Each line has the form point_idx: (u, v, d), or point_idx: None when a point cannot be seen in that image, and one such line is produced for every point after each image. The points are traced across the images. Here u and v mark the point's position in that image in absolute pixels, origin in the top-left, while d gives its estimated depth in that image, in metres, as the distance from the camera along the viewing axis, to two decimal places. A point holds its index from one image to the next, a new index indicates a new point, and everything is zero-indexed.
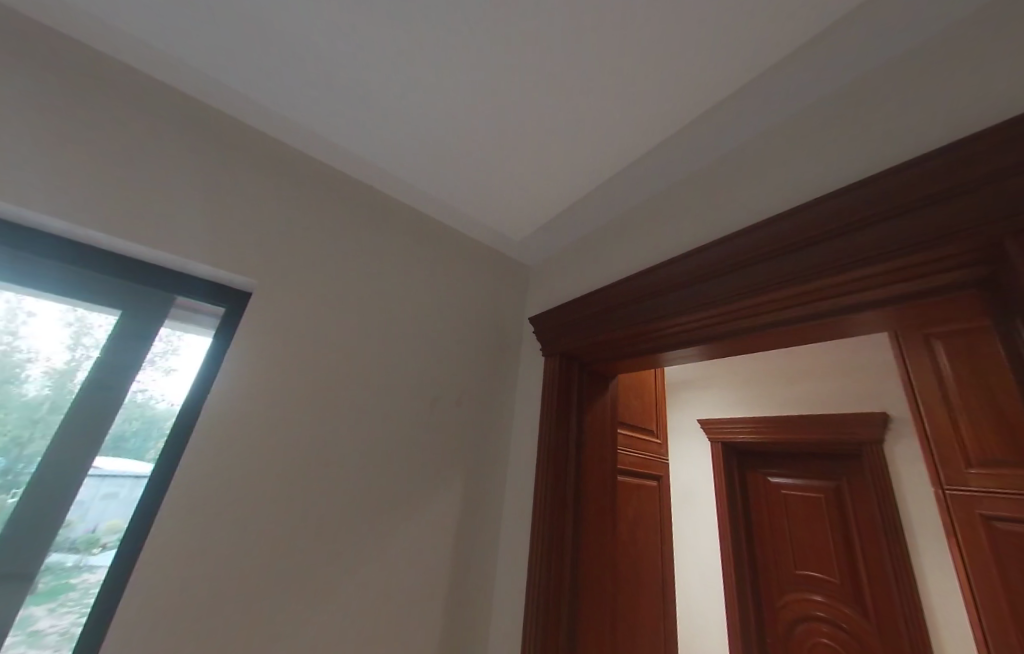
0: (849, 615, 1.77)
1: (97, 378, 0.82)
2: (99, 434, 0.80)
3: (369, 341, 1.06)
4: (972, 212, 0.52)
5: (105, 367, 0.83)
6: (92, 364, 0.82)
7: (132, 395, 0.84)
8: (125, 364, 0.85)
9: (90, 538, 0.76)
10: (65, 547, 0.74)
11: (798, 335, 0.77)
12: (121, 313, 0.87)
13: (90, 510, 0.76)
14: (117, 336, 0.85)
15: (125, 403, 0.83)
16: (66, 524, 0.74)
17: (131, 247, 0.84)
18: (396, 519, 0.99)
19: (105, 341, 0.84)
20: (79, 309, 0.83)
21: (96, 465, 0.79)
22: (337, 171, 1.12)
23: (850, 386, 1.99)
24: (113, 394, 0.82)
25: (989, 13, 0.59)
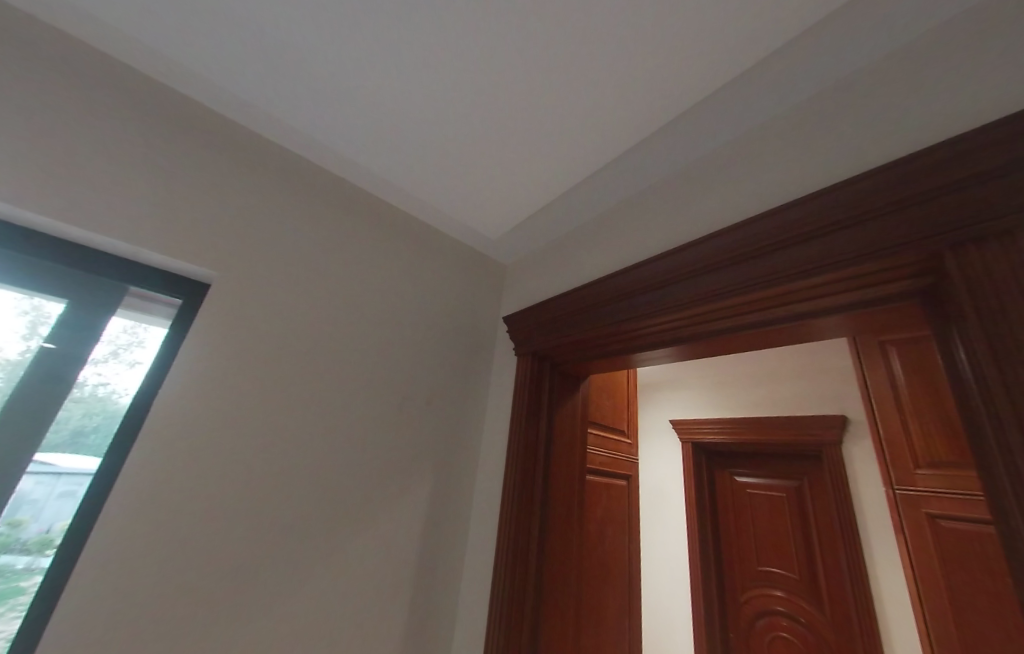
0: (807, 609, 1.84)
1: (56, 371, 0.78)
2: (55, 430, 0.76)
3: (337, 337, 1.03)
4: (916, 225, 0.54)
5: (63, 360, 0.79)
6: (50, 357, 0.78)
7: (93, 389, 0.80)
8: (86, 357, 0.81)
9: (45, 539, 0.71)
10: (17, 548, 0.69)
11: (760, 339, 0.79)
12: (78, 304, 0.82)
13: (45, 509, 0.72)
14: (77, 328, 0.81)
15: (86, 397, 0.79)
16: (18, 525, 0.70)
17: (87, 234, 0.80)
18: (361, 519, 0.97)
19: (62, 332, 0.80)
20: (35, 298, 0.78)
21: (55, 462, 0.75)
22: (307, 161, 1.09)
23: (813, 389, 2.07)
24: (72, 388, 0.78)
25: (948, 34, 0.61)
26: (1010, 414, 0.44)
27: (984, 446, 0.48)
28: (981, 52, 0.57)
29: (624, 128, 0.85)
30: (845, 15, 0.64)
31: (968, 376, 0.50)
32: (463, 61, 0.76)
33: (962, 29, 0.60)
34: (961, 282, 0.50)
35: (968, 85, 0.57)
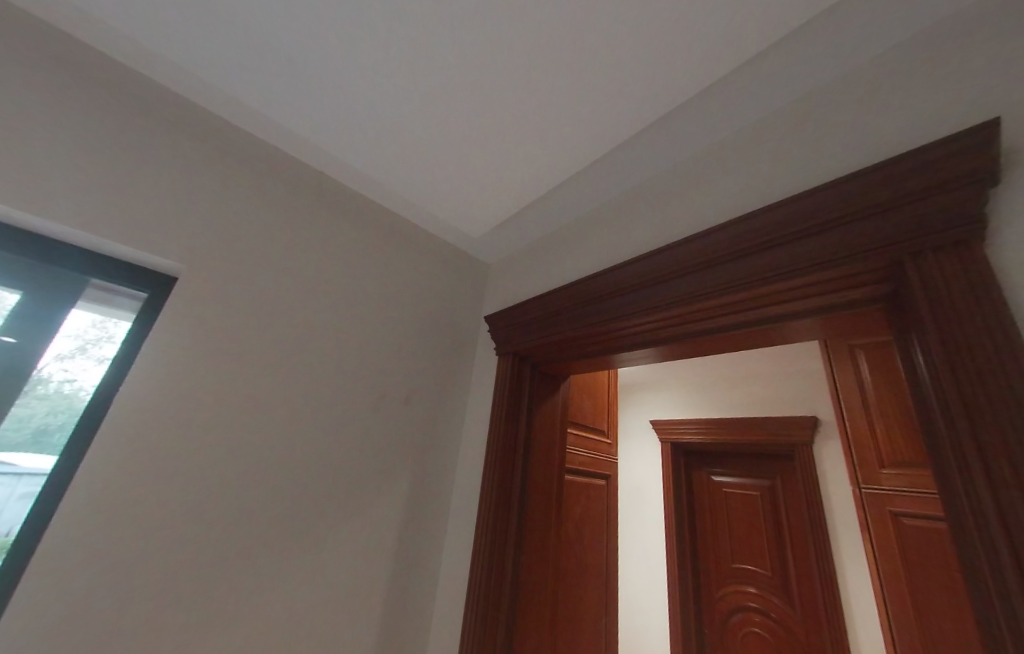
0: (778, 605, 1.89)
1: (18, 367, 0.74)
2: (16, 429, 0.72)
3: (310, 335, 1.01)
4: (879, 232, 0.56)
5: (26, 356, 0.75)
6: (11, 353, 0.74)
7: (59, 386, 0.76)
8: (52, 353, 0.77)
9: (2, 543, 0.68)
10: None
11: (734, 341, 0.81)
12: (40, 297, 0.79)
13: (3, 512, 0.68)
14: (41, 323, 0.78)
15: (51, 394, 0.76)
16: None
17: (48, 225, 0.76)
18: (333, 522, 0.94)
19: (24, 327, 0.76)
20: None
21: (15, 463, 0.71)
22: (283, 154, 1.05)
23: (787, 391, 2.12)
24: (36, 385, 0.75)
25: (914, 48, 0.63)
26: (963, 417, 0.46)
27: (939, 448, 0.50)
28: (949, 67, 0.59)
29: (605, 133, 0.86)
30: (819, 26, 0.65)
31: (926, 378, 0.51)
32: (443, 60, 0.74)
33: (929, 43, 0.62)
34: (919, 289, 0.52)
35: (933, 98, 0.59)
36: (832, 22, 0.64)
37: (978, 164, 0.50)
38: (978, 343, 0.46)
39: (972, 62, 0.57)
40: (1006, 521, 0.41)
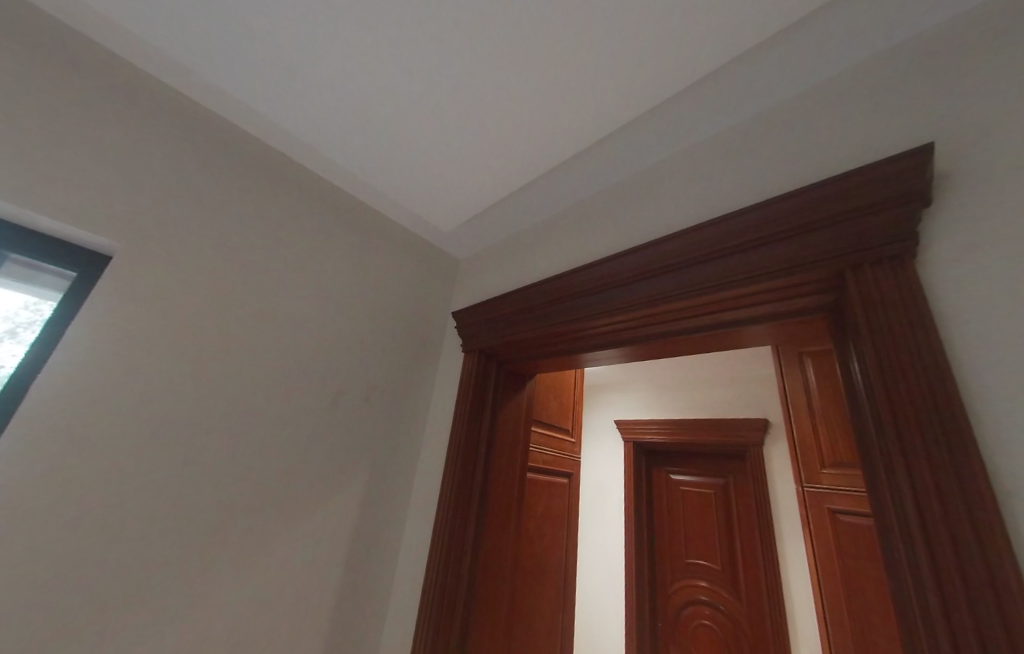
0: (727, 598, 1.98)
1: None
2: None
3: (262, 326, 0.95)
4: (825, 245, 0.59)
5: None
6: None
7: None
8: None
9: None
10: None
11: (692, 345, 0.83)
12: None
13: None
14: None
15: None
16: None
17: None
18: (281, 524, 0.90)
19: None
20: None
21: None
22: (238, 131, 0.98)
23: (743, 394, 2.22)
24: None
25: (864, 73, 0.66)
26: (890, 421, 0.49)
27: (869, 450, 0.53)
28: (899, 92, 0.62)
29: (576, 136, 0.85)
30: (786, 42, 0.66)
31: (860, 385, 0.55)
32: (411, 51, 0.71)
33: (878, 71, 0.65)
34: (858, 300, 0.55)
35: (883, 120, 0.62)
36: (797, 39, 0.66)
37: (914, 184, 0.53)
38: (907, 353, 0.49)
39: (920, 89, 0.60)
40: (924, 519, 0.44)
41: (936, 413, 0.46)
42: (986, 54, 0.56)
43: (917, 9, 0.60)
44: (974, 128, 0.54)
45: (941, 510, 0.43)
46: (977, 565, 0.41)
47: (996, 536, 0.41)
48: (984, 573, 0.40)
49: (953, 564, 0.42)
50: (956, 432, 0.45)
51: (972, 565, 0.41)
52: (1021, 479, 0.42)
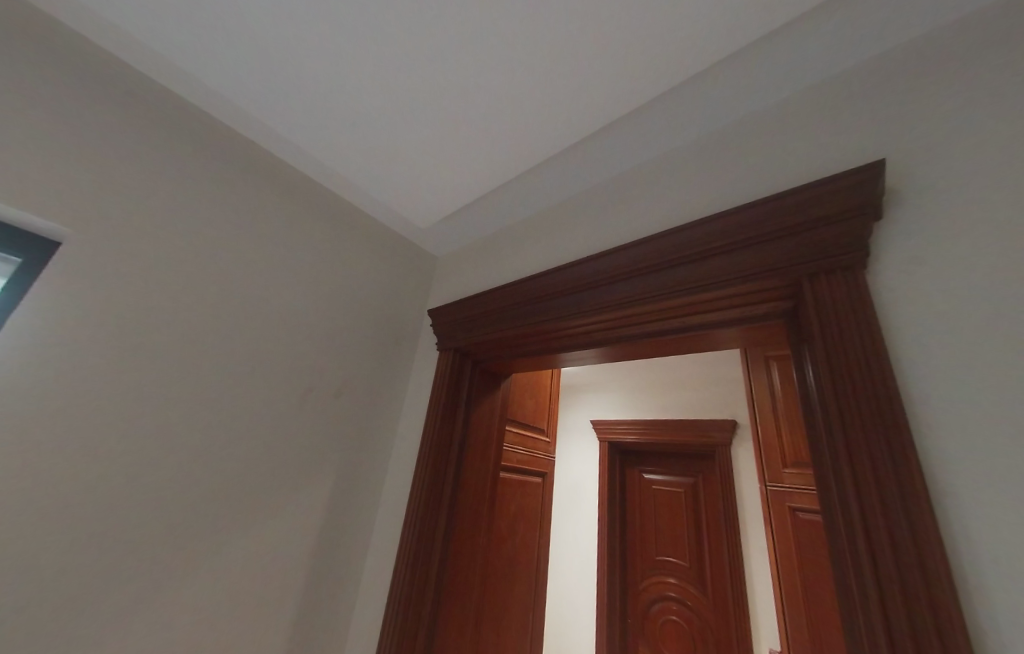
0: (694, 594, 2.04)
1: None
2: None
3: (226, 321, 0.91)
4: (785, 254, 0.61)
5: None
6: None
7: None
8: None
9: None
10: None
11: (662, 347, 0.85)
12: None
13: None
14: None
15: None
16: None
17: None
18: (243, 525, 0.87)
19: None
20: None
21: None
22: (203, 116, 0.94)
23: (714, 396, 2.28)
24: None
25: (828, 90, 0.69)
26: (839, 423, 0.51)
27: (819, 452, 0.55)
28: (859, 110, 0.64)
29: (551, 141, 0.84)
30: (756, 55, 0.68)
31: (813, 388, 0.57)
32: (385, 45, 0.69)
33: (839, 89, 0.67)
34: (813, 307, 0.57)
35: (843, 137, 0.64)
36: (767, 53, 0.67)
37: (866, 198, 0.55)
38: (855, 360, 0.52)
39: (878, 108, 0.63)
40: (865, 518, 0.47)
41: (880, 416, 0.49)
42: (937, 78, 0.59)
43: (878, 31, 0.63)
44: (921, 148, 0.57)
45: (881, 509, 0.46)
46: (911, 561, 0.43)
47: (929, 532, 0.43)
48: (917, 567, 0.43)
49: (891, 561, 0.44)
50: (896, 435, 0.47)
51: (906, 560, 0.43)
52: (950, 479, 0.45)
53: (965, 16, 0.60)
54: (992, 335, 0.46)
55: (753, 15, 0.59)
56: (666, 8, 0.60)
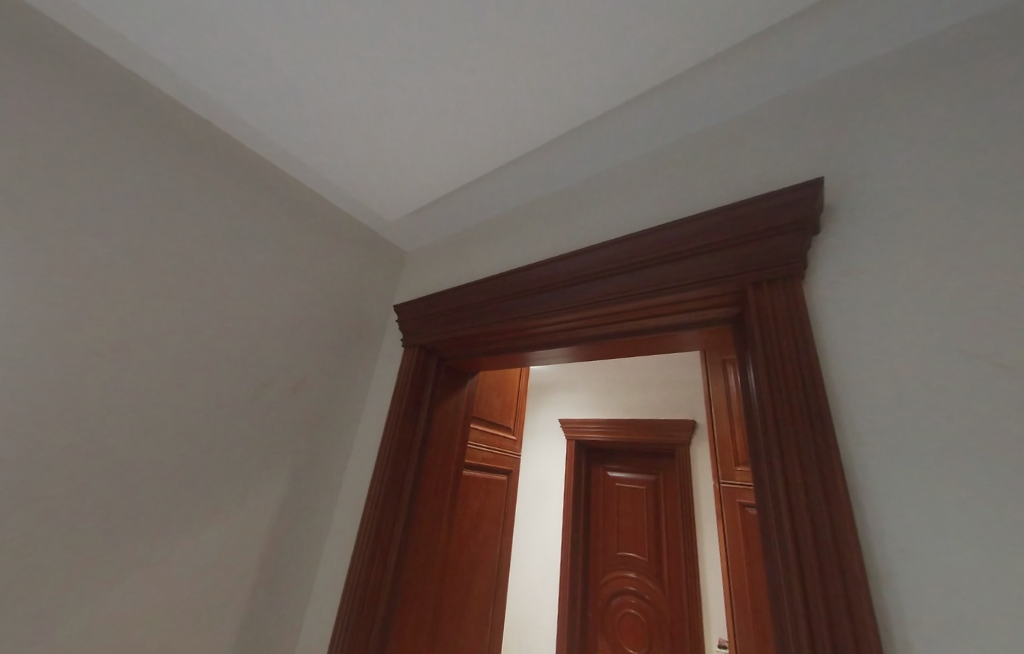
0: (651, 587, 2.11)
1: None
2: None
3: (173, 312, 0.85)
4: (734, 262, 0.64)
5: None
6: None
7: None
8: None
9: None
10: None
11: (620, 349, 0.87)
12: None
13: None
14: None
15: None
16: None
17: None
18: (187, 529, 0.83)
19: None
20: None
21: None
22: (152, 90, 0.87)
23: (677, 398, 2.36)
24: None
25: (782, 110, 0.72)
26: (774, 425, 0.54)
27: (756, 451, 0.59)
28: (813, 129, 0.68)
29: (522, 143, 0.84)
30: (722, 68, 0.69)
31: (754, 391, 0.61)
32: (352, 32, 0.66)
33: (792, 110, 0.71)
34: (756, 314, 0.60)
35: (792, 156, 0.68)
36: (732, 67, 0.69)
37: (806, 214, 0.59)
38: (790, 366, 0.55)
39: (830, 127, 0.66)
40: (794, 516, 0.50)
41: (809, 418, 0.52)
42: (882, 104, 0.63)
43: (835, 53, 0.66)
44: (857, 172, 0.61)
45: (807, 505, 0.49)
46: (830, 552, 0.47)
47: (846, 526, 0.47)
48: (835, 557, 0.46)
49: (814, 554, 0.47)
50: (823, 436, 0.51)
51: (826, 551, 0.47)
52: (868, 478, 0.48)
53: (913, 45, 0.63)
54: (914, 347, 0.50)
55: (723, 30, 0.60)
56: (639, 18, 0.60)
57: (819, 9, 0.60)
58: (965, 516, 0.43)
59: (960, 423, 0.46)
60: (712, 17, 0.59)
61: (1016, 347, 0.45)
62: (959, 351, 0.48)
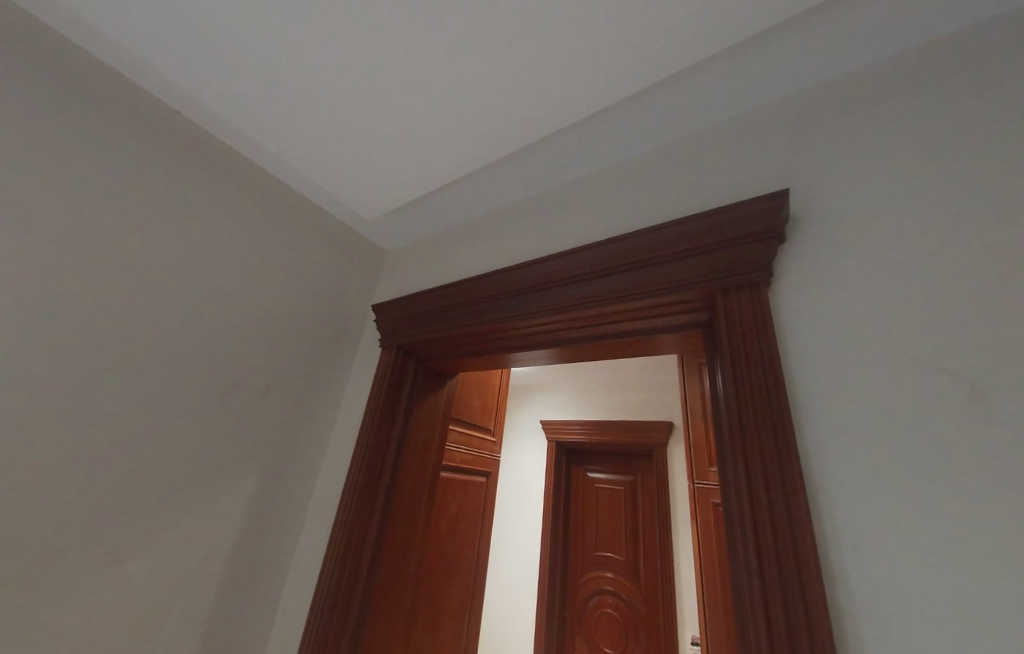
0: (628, 586, 2.14)
1: None
2: None
3: (138, 309, 0.82)
4: (704, 268, 0.66)
5: None
6: None
7: None
8: None
9: None
10: None
11: (596, 352, 0.88)
12: None
13: None
14: None
15: None
16: None
17: None
18: (149, 535, 0.79)
19: None
20: None
21: None
22: (118, 77, 0.83)
23: (655, 400, 2.40)
24: None
25: (755, 122, 0.74)
26: (739, 427, 0.56)
27: (722, 452, 0.60)
28: (782, 142, 0.70)
29: (504, 145, 0.84)
30: (699, 77, 0.71)
31: (721, 394, 0.62)
32: (331, 27, 0.65)
33: (765, 122, 0.73)
34: (724, 319, 0.62)
35: (763, 167, 0.70)
36: (709, 77, 0.71)
37: (773, 223, 0.61)
38: (755, 372, 0.57)
39: (801, 139, 0.68)
40: (755, 518, 0.51)
41: (771, 421, 0.54)
42: (847, 119, 0.65)
43: (806, 68, 0.68)
44: (822, 184, 0.63)
45: (768, 504, 0.51)
46: (788, 550, 0.48)
47: (803, 524, 0.48)
48: (792, 554, 0.48)
49: (772, 551, 0.49)
50: (783, 440, 0.52)
51: (784, 549, 0.48)
52: (825, 478, 0.50)
53: (876, 63, 0.66)
54: (871, 354, 0.52)
55: (702, 41, 0.61)
56: (620, 25, 0.60)
57: (791, 25, 0.62)
58: (915, 517, 0.45)
59: (912, 426, 0.48)
60: (691, 27, 0.60)
61: (964, 355, 0.47)
62: (912, 359, 0.50)
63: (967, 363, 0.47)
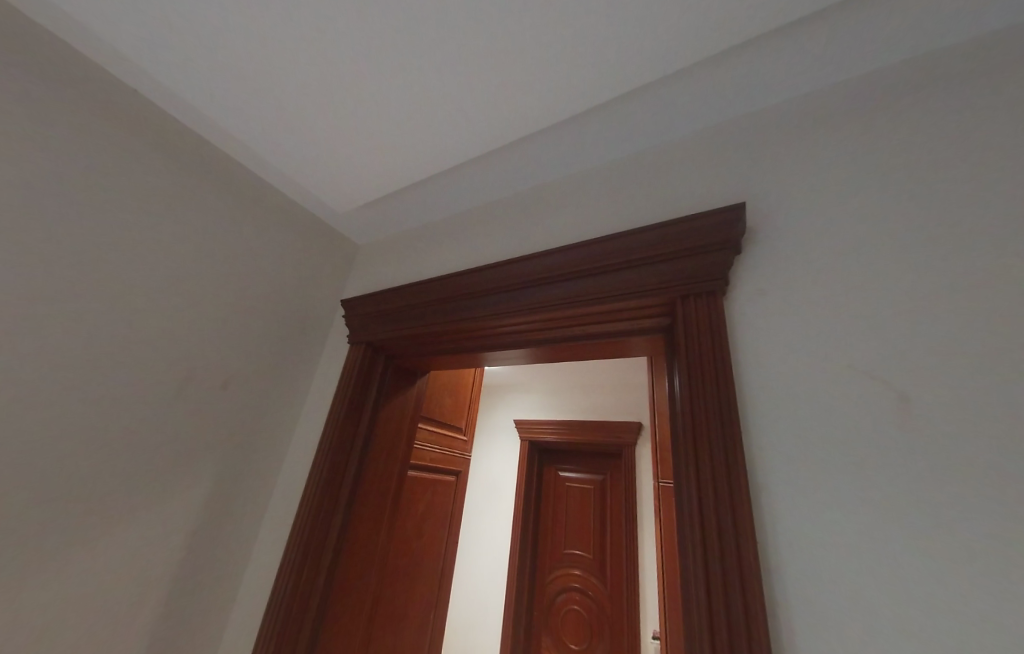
0: (595, 583, 2.18)
1: None
2: None
3: (84, 298, 0.77)
4: (666, 274, 0.68)
5: None
6: None
7: None
8: None
9: None
10: None
11: (563, 354, 0.90)
12: None
13: None
14: None
15: None
16: None
17: None
18: (92, 535, 0.75)
19: None
20: None
21: None
22: (68, 50, 0.77)
23: (626, 401, 2.46)
24: None
25: (720, 137, 0.77)
26: (693, 430, 0.58)
27: (677, 453, 0.62)
28: (744, 156, 0.73)
29: (479, 145, 0.84)
30: (669, 90, 0.73)
31: (678, 397, 0.64)
32: (300, 14, 0.63)
33: (728, 137, 0.76)
34: (682, 325, 0.64)
35: (725, 181, 0.73)
36: (677, 91, 0.73)
37: (730, 234, 0.63)
38: (707, 377, 0.59)
39: (764, 154, 0.71)
40: (703, 519, 0.53)
41: (722, 424, 0.56)
42: (802, 139, 0.69)
43: (767, 88, 0.71)
44: (778, 199, 0.67)
45: (716, 504, 0.53)
46: (732, 546, 0.51)
47: (745, 521, 0.51)
48: (736, 550, 0.50)
49: (718, 547, 0.51)
50: (732, 441, 0.55)
51: (728, 545, 0.51)
52: (769, 477, 0.53)
53: (828, 87, 0.70)
54: (816, 361, 0.55)
55: (672, 55, 0.63)
56: (593, 36, 0.62)
57: (753, 46, 0.65)
58: (850, 516, 0.48)
59: (848, 430, 0.51)
60: (663, 40, 0.61)
61: (900, 366, 0.51)
62: (851, 366, 0.53)
63: (899, 372, 0.51)
